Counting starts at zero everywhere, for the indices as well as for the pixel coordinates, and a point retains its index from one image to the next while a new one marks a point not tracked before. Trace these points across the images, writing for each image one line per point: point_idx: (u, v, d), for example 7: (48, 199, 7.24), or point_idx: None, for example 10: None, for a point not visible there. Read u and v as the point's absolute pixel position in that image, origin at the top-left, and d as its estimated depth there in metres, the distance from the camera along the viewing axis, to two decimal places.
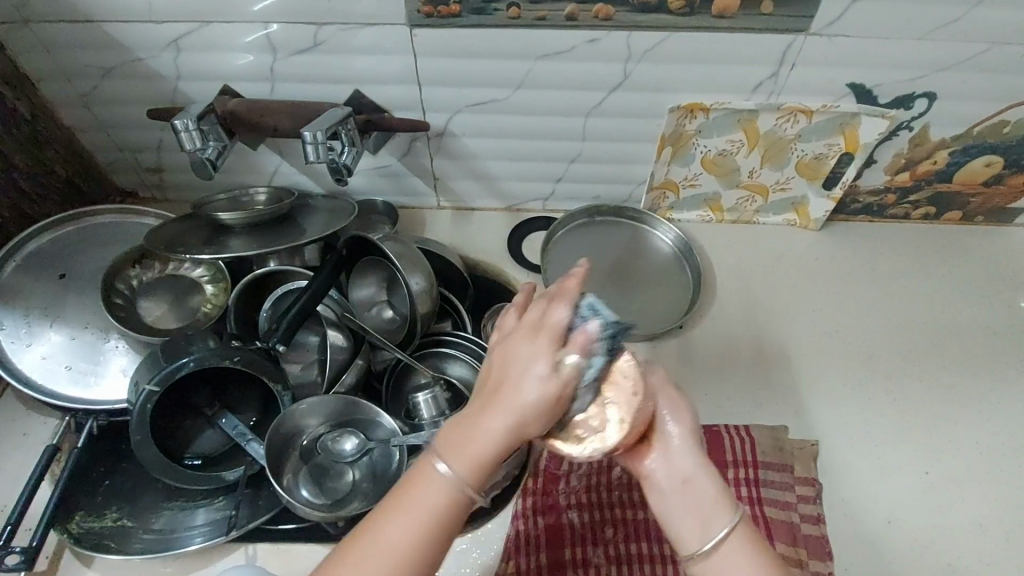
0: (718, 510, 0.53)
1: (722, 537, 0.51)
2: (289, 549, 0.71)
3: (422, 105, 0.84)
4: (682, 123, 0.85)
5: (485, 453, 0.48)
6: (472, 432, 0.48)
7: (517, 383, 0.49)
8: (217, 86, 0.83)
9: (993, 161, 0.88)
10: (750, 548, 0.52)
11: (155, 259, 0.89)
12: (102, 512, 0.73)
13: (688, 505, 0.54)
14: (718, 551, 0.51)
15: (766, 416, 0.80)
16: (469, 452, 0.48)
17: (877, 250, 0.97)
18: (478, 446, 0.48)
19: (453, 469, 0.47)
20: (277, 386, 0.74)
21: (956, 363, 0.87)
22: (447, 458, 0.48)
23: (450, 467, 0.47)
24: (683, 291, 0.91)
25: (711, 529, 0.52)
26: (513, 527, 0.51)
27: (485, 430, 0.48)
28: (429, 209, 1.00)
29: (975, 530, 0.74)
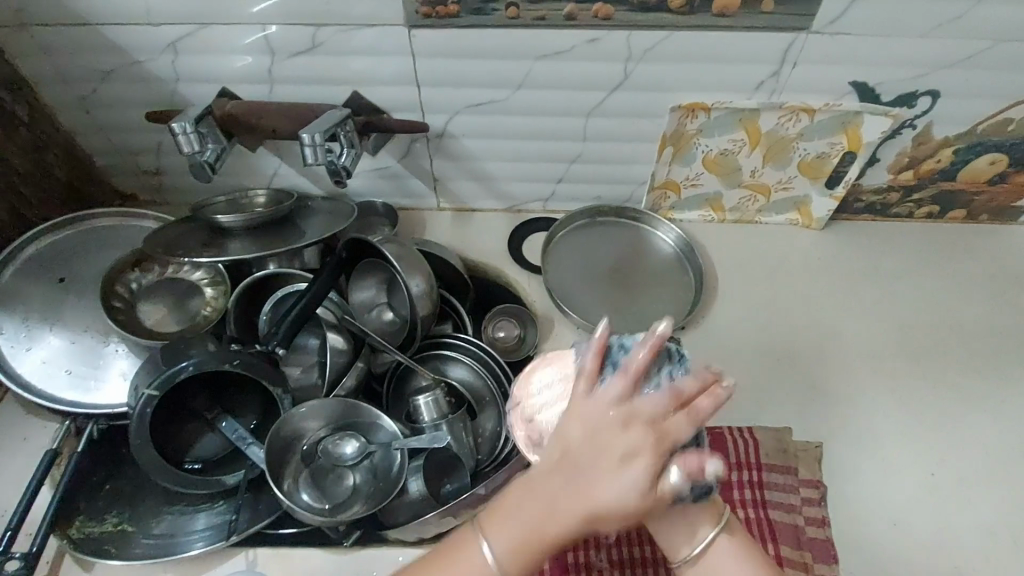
0: (710, 520, 0.54)
1: (711, 540, 0.53)
2: (289, 553, 0.71)
3: (421, 106, 0.83)
4: (683, 123, 0.84)
5: (541, 539, 0.50)
6: (523, 525, 0.51)
7: (603, 479, 0.49)
8: (215, 89, 0.83)
9: (997, 159, 0.87)
10: (739, 558, 0.54)
11: (154, 263, 0.89)
12: (103, 517, 0.72)
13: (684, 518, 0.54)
14: (706, 554, 0.54)
15: (769, 417, 0.80)
16: (512, 535, 0.51)
17: (881, 249, 0.96)
18: (528, 520, 0.51)
19: (496, 554, 0.51)
20: (278, 390, 0.74)
21: (961, 363, 0.86)
22: (490, 537, 0.52)
23: (495, 550, 0.51)
24: (684, 292, 0.91)
25: (702, 534, 0.54)
26: (526, 514, 0.51)
27: (551, 527, 0.50)
28: (429, 210, 0.99)
29: (981, 532, 0.74)
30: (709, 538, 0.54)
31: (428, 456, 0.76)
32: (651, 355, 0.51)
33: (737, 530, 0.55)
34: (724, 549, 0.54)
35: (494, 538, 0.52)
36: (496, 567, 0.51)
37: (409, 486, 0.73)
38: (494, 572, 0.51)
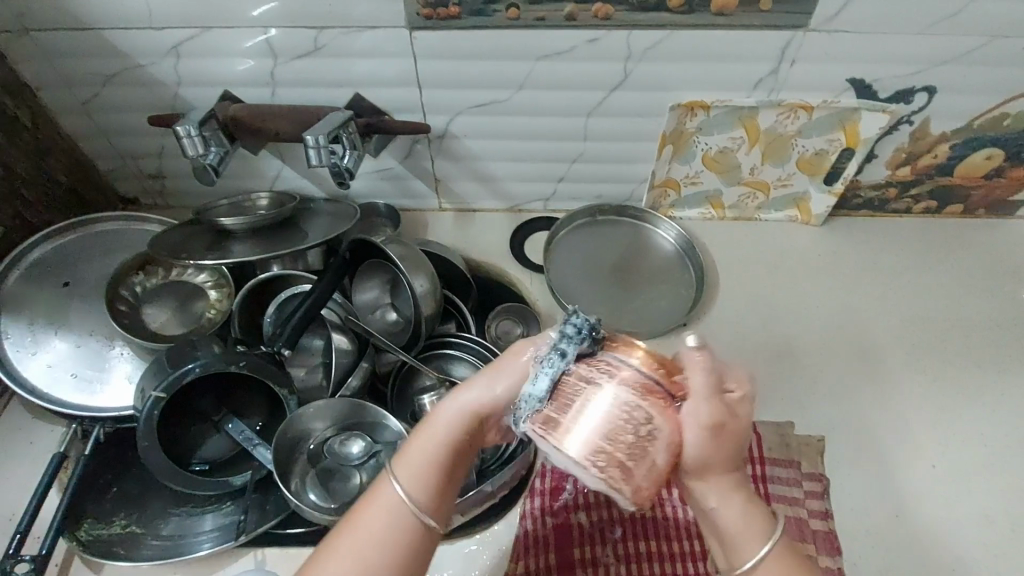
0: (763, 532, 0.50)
1: (765, 555, 0.49)
2: (297, 553, 0.71)
3: (423, 107, 0.84)
4: (682, 121, 0.85)
5: (443, 447, 0.51)
6: (428, 458, 0.50)
7: (500, 377, 0.52)
8: (218, 92, 0.83)
9: (993, 154, 0.88)
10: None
11: (158, 266, 0.89)
12: (111, 519, 0.73)
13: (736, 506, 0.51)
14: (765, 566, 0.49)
15: (772, 412, 0.80)
16: (424, 473, 0.49)
17: (879, 245, 0.97)
18: (431, 448, 0.50)
19: (407, 487, 0.48)
20: (283, 390, 0.75)
21: (961, 357, 0.87)
22: (401, 476, 0.49)
23: (408, 488, 0.48)
24: (685, 289, 0.91)
25: (754, 541, 0.49)
26: (437, 428, 0.51)
27: (437, 436, 0.51)
28: (431, 211, 1.00)
29: (982, 523, 0.74)
30: (761, 554, 0.49)
31: None
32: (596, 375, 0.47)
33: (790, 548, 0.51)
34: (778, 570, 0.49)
35: (405, 475, 0.49)
36: (411, 504, 0.48)
37: None
38: (416, 512, 0.48)
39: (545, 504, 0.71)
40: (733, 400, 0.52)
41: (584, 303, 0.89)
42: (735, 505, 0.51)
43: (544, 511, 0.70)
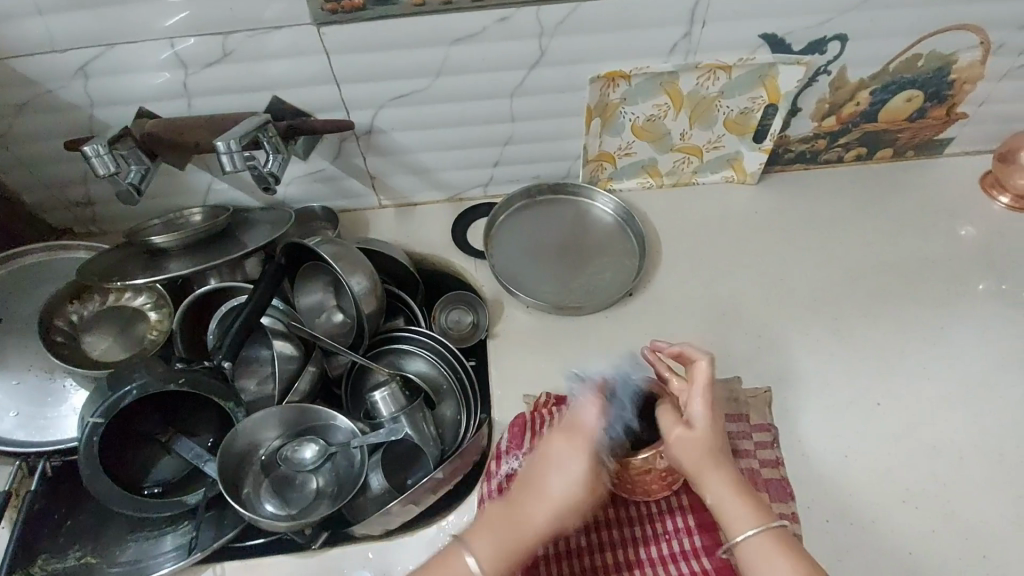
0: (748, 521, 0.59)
1: (752, 534, 0.59)
2: (259, 563, 0.70)
3: (344, 104, 0.83)
4: (606, 93, 0.85)
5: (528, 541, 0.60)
6: (505, 541, 0.60)
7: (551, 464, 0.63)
8: (134, 109, 0.81)
9: (912, 96, 0.90)
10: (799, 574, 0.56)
11: (93, 292, 0.87)
12: (66, 552, 0.71)
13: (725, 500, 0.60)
14: (752, 551, 0.58)
15: (720, 370, 0.82)
16: (497, 547, 0.60)
17: (816, 196, 0.98)
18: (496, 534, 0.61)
19: (481, 561, 0.59)
20: (228, 403, 0.74)
21: (899, 295, 0.89)
22: (472, 547, 0.60)
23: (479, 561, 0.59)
24: (630, 260, 0.92)
25: (740, 529, 0.59)
26: (503, 522, 0.61)
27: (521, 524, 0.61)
28: (371, 209, 0.99)
29: (928, 453, 0.77)
30: (749, 534, 0.58)
31: (386, 450, 0.77)
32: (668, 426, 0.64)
33: (780, 535, 0.59)
34: (770, 547, 0.58)
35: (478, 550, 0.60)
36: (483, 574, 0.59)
37: (370, 482, 0.75)
38: None
39: (503, 486, 0.71)
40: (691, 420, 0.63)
41: (530, 284, 0.90)
42: (730, 496, 0.61)
43: (503, 493, 0.70)
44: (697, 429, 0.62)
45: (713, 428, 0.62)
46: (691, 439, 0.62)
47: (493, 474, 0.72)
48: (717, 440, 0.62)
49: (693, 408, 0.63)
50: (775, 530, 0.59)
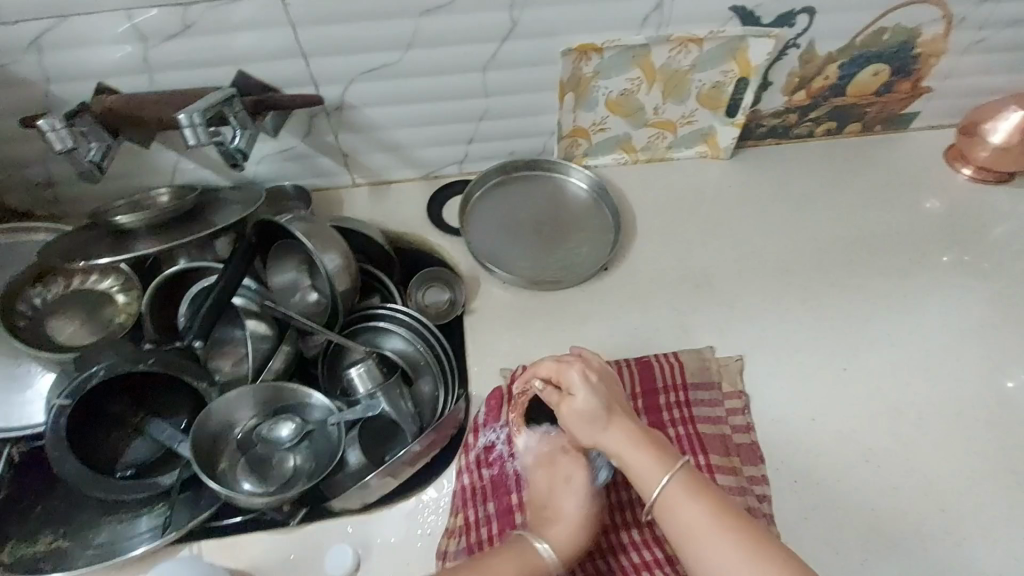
0: (657, 470, 0.60)
1: (665, 482, 0.59)
2: (236, 541, 0.69)
3: (313, 79, 0.81)
4: (578, 66, 0.85)
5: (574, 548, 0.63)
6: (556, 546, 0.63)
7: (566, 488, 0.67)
8: (92, 85, 0.79)
9: (879, 70, 0.92)
10: (712, 516, 0.57)
11: (57, 276, 0.84)
12: (36, 537, 0.69)
13: (629, 458, 0.62)
14: (668, 499, 0.59)
15: (694, 341, 0.83)
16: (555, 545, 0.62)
17: (787, 170, 0.99)
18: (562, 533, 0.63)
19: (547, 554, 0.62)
20: (201, 383, 0.73)
21: (866, 265, 0.91)
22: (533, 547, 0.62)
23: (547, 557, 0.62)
24: (605, 235, 0.92)
25: (654, 481, 0.60)
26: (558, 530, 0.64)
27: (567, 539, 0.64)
28: (344, 188, 0.97)
29: (890, 414, 0.79)
30: (661, 483, 0.59)
31: (364, 426, 0.77)
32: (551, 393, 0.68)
33: (690, 479, 0.59)
34: (681, 490, 0.59)
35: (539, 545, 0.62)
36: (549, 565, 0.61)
37: (348, 458, 0.74)
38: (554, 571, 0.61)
39: (481, 458, 0.72)
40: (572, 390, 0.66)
41: (505, 261, 0.90)
42: (640, 452, 0.62)
43: (480, 464, 0.72)
44: (576, 395, 0.65)
45: (594, 388, 0.66)
46: (575, 406, 0.65)
47: (470, 446, 0.72)
48: (604, 400, 0.65)
49: (567, 377, 0.67)
50: (685, 473, 0.60)
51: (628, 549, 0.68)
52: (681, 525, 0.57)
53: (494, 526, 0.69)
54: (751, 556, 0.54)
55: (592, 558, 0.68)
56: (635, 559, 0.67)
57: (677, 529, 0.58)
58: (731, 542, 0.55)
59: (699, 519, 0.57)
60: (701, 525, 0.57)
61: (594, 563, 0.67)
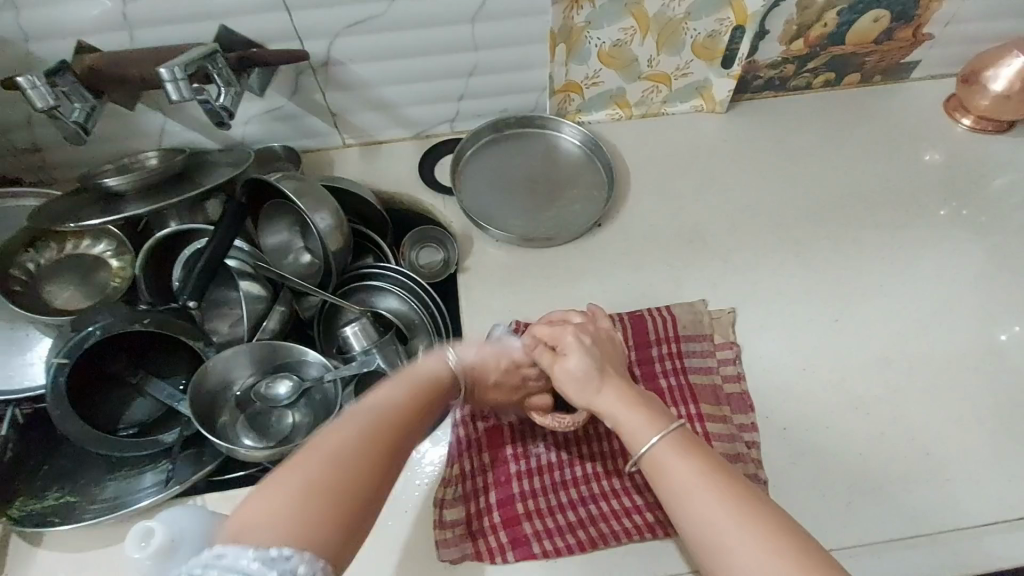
0: (651, 427, 0.58)
1: (655, 441, 0.56)
2: (238, 493, 0.70)
3: (297, 33, 0.79)
4: (569, 16, 0.82)
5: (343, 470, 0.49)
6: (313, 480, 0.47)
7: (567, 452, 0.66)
8: (73, 43, 0.77)
9: (880, 16, 0.89)
10: (702, 475, 0.53)
11: (50, 240, 0.84)
12: (43, 494, 0.70)
13: (627, 415, 0.60)
14: (657, 457, 0.56)
15: (688, 294, 0.83)
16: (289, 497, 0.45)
17: (784, 124, 0.98)
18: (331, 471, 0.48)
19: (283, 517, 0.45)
20: (199, 343, 0.74)
21: (861, 217, 0.90)
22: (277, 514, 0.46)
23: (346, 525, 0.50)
24: (598, 191, 0.92)
25: (644, 439, 0.57)
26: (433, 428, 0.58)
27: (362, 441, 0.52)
28: (335, 149, 0.96)
29: (880, 362, 0.80)
30: (652, 440, 0.57)
31: (359, 382, 0.79)
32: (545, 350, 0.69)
33: (683, 438, 0.56)
34: (674, 448, 0.56)
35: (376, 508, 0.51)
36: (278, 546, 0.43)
37: None
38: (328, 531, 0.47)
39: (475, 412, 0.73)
40: (565, 352, 0.67)
41: (498, 219, 0.89)
42: (620, 407, 0.61)
43: (475, 418, 0.73)
44: (570, 357, 0.66)
45: (590, 355, 0.66)
46: (567, 368, 0.65)
47: None
48: (595, 362, 0.65)
49: (562, 340, 0.67)
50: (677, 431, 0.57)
51: (621, 494, 0.69)
52: (669, 479, 0.54)
53: (490, 475, 0.70)
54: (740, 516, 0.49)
55: (585, 502, 0.69)
56: (627, 503, 0.68)
57: (668, 483, 0.54)
58: (720, 501, 0.51)
59: (689, 475, 0.53)
60: (687, 480, 0.53)
61: (587, 507, 0.68)
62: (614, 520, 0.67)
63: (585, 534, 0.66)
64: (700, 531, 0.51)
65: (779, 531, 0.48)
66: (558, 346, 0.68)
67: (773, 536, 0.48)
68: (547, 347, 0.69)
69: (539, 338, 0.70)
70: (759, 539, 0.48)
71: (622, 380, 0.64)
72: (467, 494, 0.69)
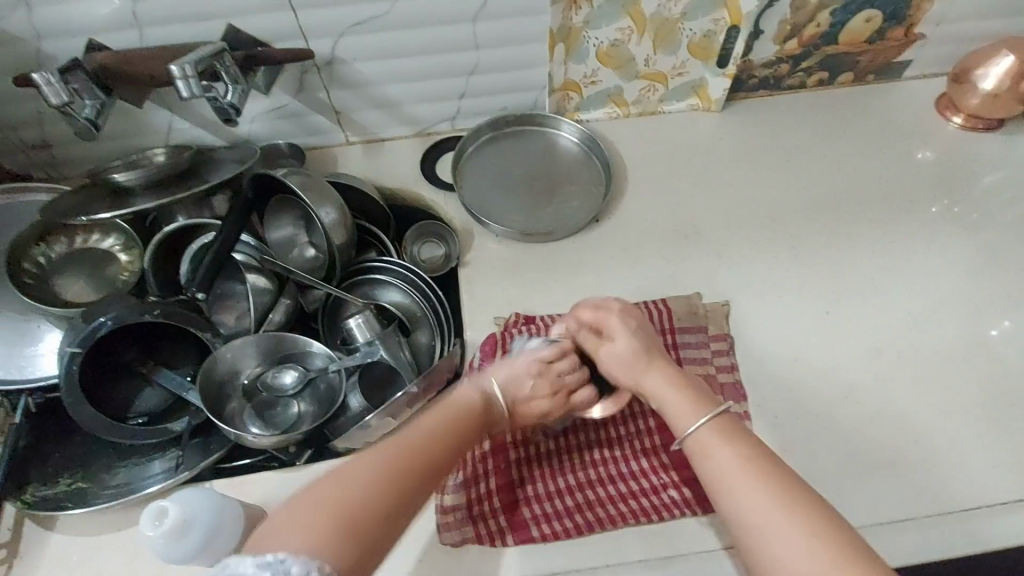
0: (697, 411, 0.61)
1: (701, 424, 0.59)
2: (244, 480, 0.72)
3: (302, 32, 0.81)
4: (568, 16, 0.84)
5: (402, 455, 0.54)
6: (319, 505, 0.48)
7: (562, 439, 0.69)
8: (83, 42, 0.79)
9: (872, 17, 0.91)
10: (746, 464, 0.54)
11: (60, 234, 0.86)
12: (55, 480, 0.72)
13: (671, 401, 0.63)
14: (700, 441, 0.58)
15: (684, 287, 0.85)
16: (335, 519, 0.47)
17: (778, 121, 0.99)
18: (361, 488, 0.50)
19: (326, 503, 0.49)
20: (207, 334, 0.76)
21: (854, 213, 0.92)
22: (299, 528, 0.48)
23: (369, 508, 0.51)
24: (596, 188, 0.94)
25: (691, 421, 0.60)
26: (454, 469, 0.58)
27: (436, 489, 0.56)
28: (338, 146, 0.98)
29: (871, 353, 0.82)
30: (698, 423, 0.59)
31: (363, 372, 0.81)
32: (590, 332, 0.72)
33: (727, 425, 0.59)
34: (714, 433, 0.58)
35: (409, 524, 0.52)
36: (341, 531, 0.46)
37: (349, 402, 0.79)
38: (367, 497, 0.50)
39: None
40: (611, 332, 0.71)
41: (498, 214, 0.91)
42: (671, 389, 0.64)
43: None
44: (617, 340, 0.70)
45: (634, 338, 0.70)
46: (613, 349, 0.69)
47: None
48: (642, 344, 0.69)
49: (607, 323, 0.71)
50: (722, 416, 0.60)
51: (617, 480, 0.70)
52: (713, 468, 0.56)
53: (491, 462, 0.71)
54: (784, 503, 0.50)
55: (583, 488, 0.70)
56: (623, 488, 0.70)
57: (710, 468, 0.56)
58: (762, 489, 0.52)
59: (731, 461, 0.55)
60: (733, 468, 0.54)
61: (585, 493, 0.70)
62: (611, 505, 0.69)
63: (583, 519, 0.68)
64: (741, 514, 0.52)
65: (829, 527, 0.48)
66: (602, 327, 0.71)
67: (821, 533, 0.48)
68: (591, 330, 0.72)
69: (583, 321, 0.73)
70: (802, 525, 0.48)
71: (669, 364, 0.68)
72: (467, 480, 0.70)
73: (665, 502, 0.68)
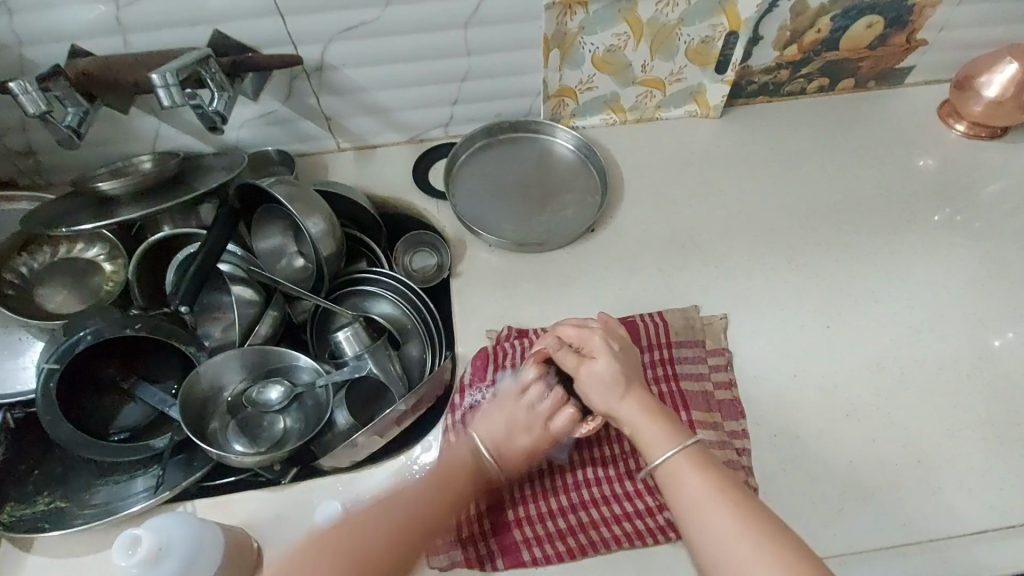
0: (664, 441, 0.60)
1: (670, 455, 0.59)
2: (227, 500, 0.70)
3: (291, 38, 0.79)
4: (563, 21, 0.82)
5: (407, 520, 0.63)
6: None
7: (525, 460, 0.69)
8: (65, 48, 0.77)
9: (873, 22, 0.90)
10: (713, 490, 0.56)
11: (44, 244, 0.84)
12: (34, 498, 0.70)
13: (642, 427, 0.62)
14: (671, 469, 0.59)
15: (681, 299, 0.83)
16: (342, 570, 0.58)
17: (778, 129, 0.98)
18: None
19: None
20: (190, 347, 0.73)
21: (855, 223, 0.90)
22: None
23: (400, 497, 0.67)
24: (592, 197, 0.92)
25: (660, 451, 0.60)
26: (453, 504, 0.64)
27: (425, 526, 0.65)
28: (329, 153, 0.96)
29: (872, 368, 0.80)
30: (667, 454, 0.59)
31: (350, 387, 0.79)
32: (571, 354, 0.69)
33: (697, 453, 0.59)
34: (683, 464, 0.58)
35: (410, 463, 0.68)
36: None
37: (336, 419, 0.76)
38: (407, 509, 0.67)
39: (466, 417, 0.73)
40: (592, 356, 0.67)
41: (492, 224, 0.89)
42: (638, 412, 0.63)
43: (465, 423, 0.73)
44: (598, 359, 0.67)
45: (616, 358, 0.67)
46: (595, 369, 0.66)
47: (456, 406, 0.74)
48: (623, 367, 0.66)
49: (590, 343, 0.68)
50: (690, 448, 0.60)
51: (611, 501, 0.68)
52: (683, 496, 0.57)
53: None
54: (749, 530, 0.52)
55: (575, 510, 0.68)
56: (617, 510, 0.68)
57: (680, 497, 0.57)
58: (727, 512, 0.54)
59: (700, 491, 0.56)
60: (696, 493, 0.56)
61: (577, 514, 0.68)
62: (604, 527, 0.67)
63: (576, 542, 0.66)
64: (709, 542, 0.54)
65: (779, 541, 0.52)
66: (584, 349, 0.68)
67: (780, 557, 0.50)
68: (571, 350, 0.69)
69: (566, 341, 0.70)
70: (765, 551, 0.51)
71: (646, 390, 0.65)
72: None
73: (661, 524, 0.66)
